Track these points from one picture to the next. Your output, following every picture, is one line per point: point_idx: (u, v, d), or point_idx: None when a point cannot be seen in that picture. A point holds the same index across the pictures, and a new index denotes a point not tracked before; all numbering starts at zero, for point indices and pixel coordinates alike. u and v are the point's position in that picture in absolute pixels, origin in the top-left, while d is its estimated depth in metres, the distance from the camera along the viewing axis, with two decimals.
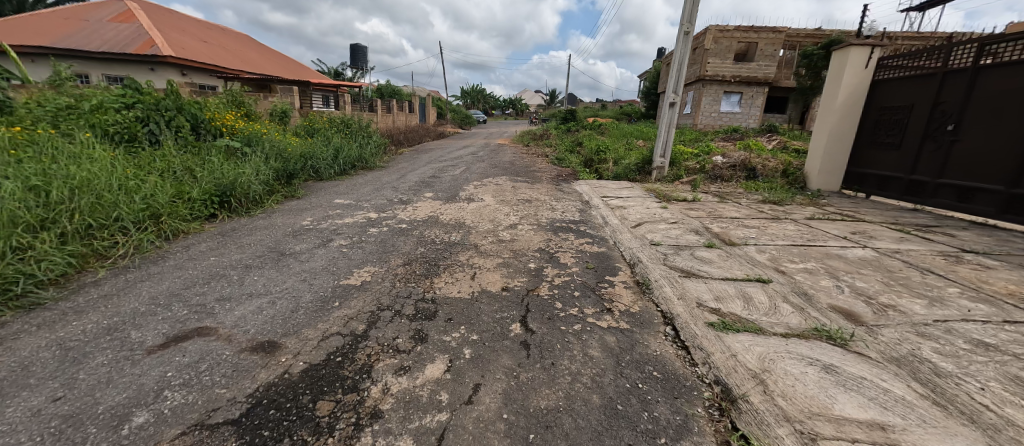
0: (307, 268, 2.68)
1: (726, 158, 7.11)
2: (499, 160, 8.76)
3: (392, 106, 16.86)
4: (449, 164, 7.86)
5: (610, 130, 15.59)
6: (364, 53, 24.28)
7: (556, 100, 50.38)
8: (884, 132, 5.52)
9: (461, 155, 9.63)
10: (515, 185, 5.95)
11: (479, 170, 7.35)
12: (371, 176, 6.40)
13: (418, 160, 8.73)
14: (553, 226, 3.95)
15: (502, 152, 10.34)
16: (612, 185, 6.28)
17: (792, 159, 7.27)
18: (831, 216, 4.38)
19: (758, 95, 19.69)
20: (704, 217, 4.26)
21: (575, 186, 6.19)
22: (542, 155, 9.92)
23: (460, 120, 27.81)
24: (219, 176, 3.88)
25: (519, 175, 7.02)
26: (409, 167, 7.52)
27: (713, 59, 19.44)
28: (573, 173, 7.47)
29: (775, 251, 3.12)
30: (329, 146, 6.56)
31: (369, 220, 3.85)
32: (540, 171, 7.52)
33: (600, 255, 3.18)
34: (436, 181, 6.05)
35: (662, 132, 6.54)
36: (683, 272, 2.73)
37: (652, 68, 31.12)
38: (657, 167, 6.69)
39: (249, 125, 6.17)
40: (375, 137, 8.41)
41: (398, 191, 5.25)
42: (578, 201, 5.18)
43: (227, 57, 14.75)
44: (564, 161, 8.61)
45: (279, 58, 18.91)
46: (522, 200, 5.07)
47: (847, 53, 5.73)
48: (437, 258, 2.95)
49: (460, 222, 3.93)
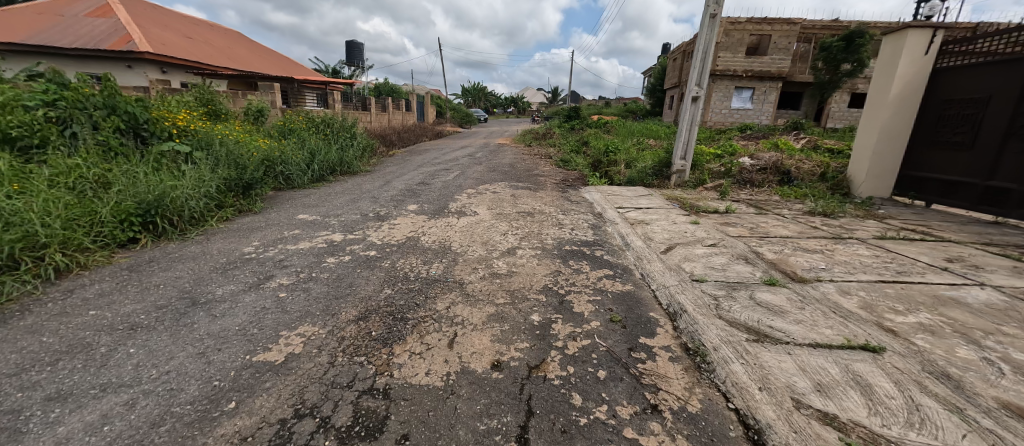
0: (217, 329, 1.89)
1: (754, 160, 6.26)
2: (498, 162, 7.97)
3: (387, 104, 16.09)
4: (442, 168, 7.09)
5: (617, 129, 14.74)
6: (360, 50, 23.48)
7: (558, 98, 49.44)
8: (951, 130, 4.70)
9: (457, 157, 8.82)
10: (516, 194, 5.16)
11: (476, 174, 6.57)
12: (349, 184, 5.62)
13: (409, 163, 7.95)
14: (561, 251, 3.16)
15: (501, 153, 9.53)
16: (627, 192, 5.46)
17: (830, 161, 6.41)
18: (902, 233, 3.56)
19: (771, 90, 18.77)
20: (747, 236, 3.45)
21: (585, 194, 5.37)
22: (545, 157, 9.11)
23: (460, 119, 27.00)
24: (144, 191, 3.11)
25: (520, 180, 6.22)
26: (398, 172, 6.74)
27: (724, 52, 18.52)
28: (580, 177, 6.66)
29: (864, 293, 2.31)
30: (302, 149, 5.79)
31: (329, 245, 3.06)
32: (543, 176, 6.72)
33: (627, 298, 2.38)
34: (424, 189, 5.27)
35: (684, 131, 5.71)
36: (750, 331, 1.93)
37: (658, 65, 30.18)
38: (677, 171, 5.87)
39: (212, 126, 5.40)
40: (361, 138, 7.63)
41: (377, 203, 4.46)
42: (590, 213, 4.38)
43: (213, 54, 14.00)
44: (570, 164, 7.80)
45: (270, 55, 18.15)
46: (523, 212, 4.28)
47: (904, 37, 4.88)
48: (404, 307, 2.16)
49: (444, 247, 3.14)
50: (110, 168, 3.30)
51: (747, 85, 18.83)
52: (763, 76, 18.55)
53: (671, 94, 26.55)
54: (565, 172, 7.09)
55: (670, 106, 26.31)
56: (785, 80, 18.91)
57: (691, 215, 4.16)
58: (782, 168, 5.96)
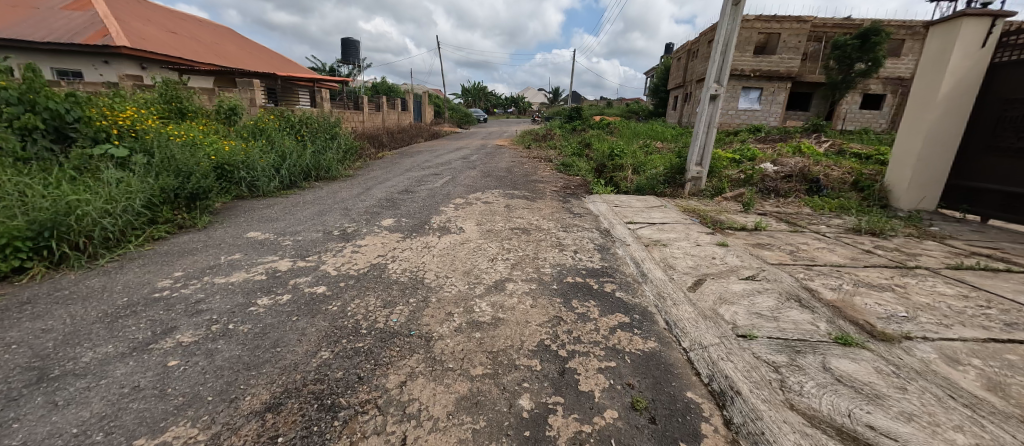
0: (44, 433, 1.26)
1: (778, 166, 5.63)
2: (493, 166, 7.34)
3: (382, 103, 15.48)
4: (431, 173, 6.47)
5: (621, 130, 14.13)
6: (356, 48, 22.86)
7: (559, 98, 48.81)
8: (1014, 134, 4.07)
9: (450, 160, 8.19)
10: (511, 205, 4.54)
11: (467, 180, 5.94)
12: (324, 191, 4.99)
13: (397, 167, 7.33)
14: (562, 284, 2.53)
15: (498, 156, 8.90)
16: (636, 202, 4.83)
17: (861, 168, 5.76)
18: (977, 260, 2.93)
19: (780, 91, 18.13)
20: (789, 264, 2.83)
21: (589, 205, 4.74)
22: (545, 160, 8.49)
23: (459, 119, 26.37)
24: (40, 208, 2.50)
25: (517, 188, 5.59)
26: (382, 177, 6.12)
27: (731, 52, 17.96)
28: (583, 184, 6.04)
29: (980, 363, 1.67)
30: (272, 152, 5.18)
31: (270, 276, 2.43)
32: (543, 182, 6.09)
33: (651, 364, 1.75)
34: (406, 198, 4.64)
35: (700, 133, 5.09)
36: (843, 435, 1.30)
37: (661, 65, 29.57)
38: (692, 178, 5.24)
39: (167, 126, 4.78)
40: (344, 139, 7.00)
41: (349, 216, 3.84)
42: (595, 229, 3.76)
43: (198, 50, 13.39)
44: (572, 169, 7.16)
45: (261, 52, 17.54)
46: (518, 229, 3.66)
47: (959, 27, 4.22)
48: (340, 385, 1.53)
49: (415, 278, 2.52)
50: (7, 180, 2.71)
51: (754, 86, 18.22)
52: (771, 76, 17.90)
53: (674, 94, 25.90)
54: (566, 178, 6.46)
55: (674, 106, 25.67)
56: (795, 80, 18.25)
57: (715, 234, 3.53)
58: (809, 175, 5.32)
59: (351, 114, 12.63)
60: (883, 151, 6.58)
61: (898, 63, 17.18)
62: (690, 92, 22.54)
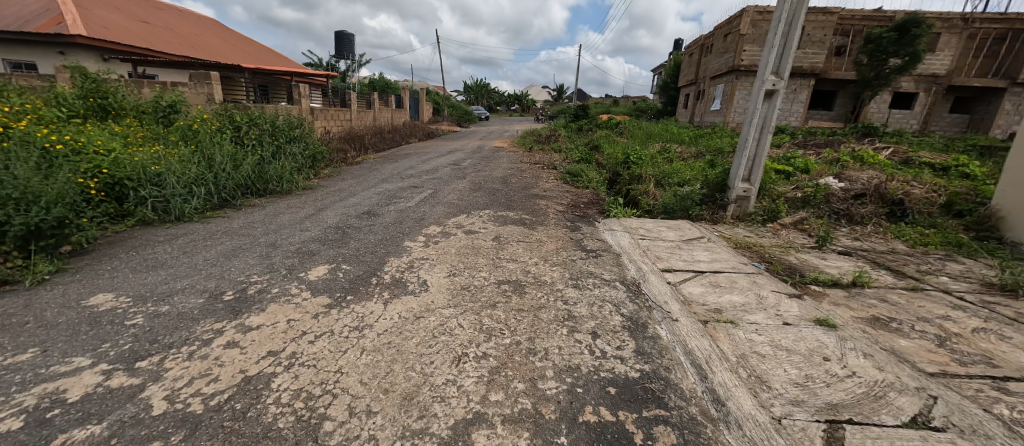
0: None
1: (844, 182, 4.44)
2: (487, 175, 6.22)
3: (373, 100, 14.41)
4: (409, 185, 5.35)
5: (632, 131, 12.94)
6: (350, 41, 21.70)
7: (564, 95, 47.49)
8: None
9: (438, 166, 7.05)
10: (502, 237, 3.41)
11: (452, 195, 4.83)
12: (260, 213, 3.88)
13: (372, 175, 6.22)
14: (577, 433, 1.38)
15: (494, 162, 7.73)
16: (669, 231, 3.68)
17: (949, 184, 4.55)
18: None
19: (804, 88, 16.79)
20: (962, 378, 1.66)
21: (607, 235, 3.58)
22: (548, 166, 7.36)
23: (460, 116, 25.18)
24: None
25: (511, 206, 4.46)
26: (348, 191, 5.00)
27: (750, 46, 16.90)
28: (595, 200, 4.92)
29: None
30: (197, 162, 4.07)
31: (30, 422, 1.30)
32: (546, 198, 4.98)
33: None
34: (363, 225, 3.52)
35: (750, 140, 3.93)
36: None
37: (672, 61, 28.27)
38: (738, 198, 4.07)
39: (55, 130, 3.69)
40: (308, 140, 5.87)
41: (268, 260, 2.70)
42: (619, 282, 2.61)
43: (171, 42, 12.35)
44: (579, 179, 6.00)
45: (246, 45, 16.46)
46: (508, 282, 2.54)
47: None
48: None
49: (313, 415, 1.39)
50: None
51: None
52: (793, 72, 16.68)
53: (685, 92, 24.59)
54: (573, 192, 5.34)
55: (685, 105, 24.40)
56: (818, 77, 16.94)
57: (799, 296, 2.37)
58: (889, 195, 4.12)
59: (335, 112, 11.52)
60: (964, 162, 5.34)
61: (932, 59, 15.81)
62: (704, 89, 21.26)
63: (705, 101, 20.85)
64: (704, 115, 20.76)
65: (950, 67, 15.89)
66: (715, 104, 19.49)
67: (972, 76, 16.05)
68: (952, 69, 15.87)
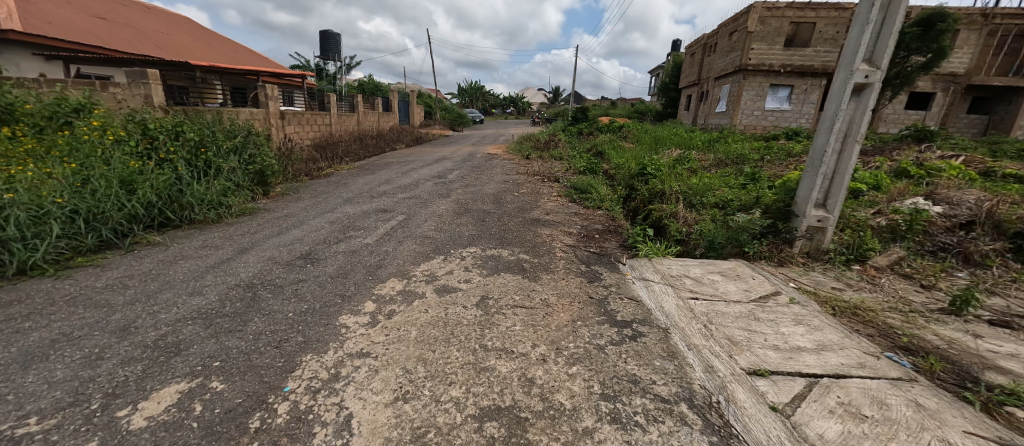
0: None
1: (940, 205, 3.39)
2: (476, 193, 5.16)
3: (357, 103, 13.33)
4: (377, 207, 4.28)
5: (637, 134, 11.93)
6: (336, 41, 20.54)
7: (560, 98, 46.59)
8: None
9: (418, 180, 5.96)
10: (490, 298, 2.35)
11: (429, 222, 3.77)
12: (155, 260, 2.79)
13: (335, 193, 5.12)
14: None
15: (485, 173, 6.67)
16: (727, 282, 2.60)
17: None
18: None
19: (816, 88, 16.18)
20: None
21: (641, 291, 2.52)
22: (549, 178, 6.31)
23: (453, 119, 24.13)
24: None
25: (505, 240, 3.41)
26: (296, 217, 3.91)
27: (758, 44, 15.96)
28: (612, 228, 3.88)
29: None
30: (71, 186, 2.95)
31: None
32: (549, 225, 3.93)
33: None
34: (288, 281, 2.42)
35: (829, 151, 2.89)
36: None
37: (672, 61, 27.38)
38: (809, 230, 3.04)
39: None
40: (254, 150, 4.76)
41: (89, 371, 1.59)
42: (685, 405, 1.53)
43: (131, 40, 11.21)
44: (588, 196, 4.92)
45: (221, 45, 15.32)
46: (497, 412, 1.47)
47: None
48: None
49: None
50: None
51: (784, 83, 16.33)
52: (805, 72, 15.95)
53: (687, 93, 23.66)
54: (583, 215, 4.28)
55: (687, 107, 23.53)
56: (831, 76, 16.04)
57: None
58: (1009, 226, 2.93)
59: (310, 117, 10.41)
60: None
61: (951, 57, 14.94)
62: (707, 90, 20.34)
63: (709, 102, 19.94)
64: (708, 118, 19.84)
65: (969, 66, 15.01)
66: (720, 105, 18.57)
67: (992, 75, 15.18)
68: (971, 68, 15.02)
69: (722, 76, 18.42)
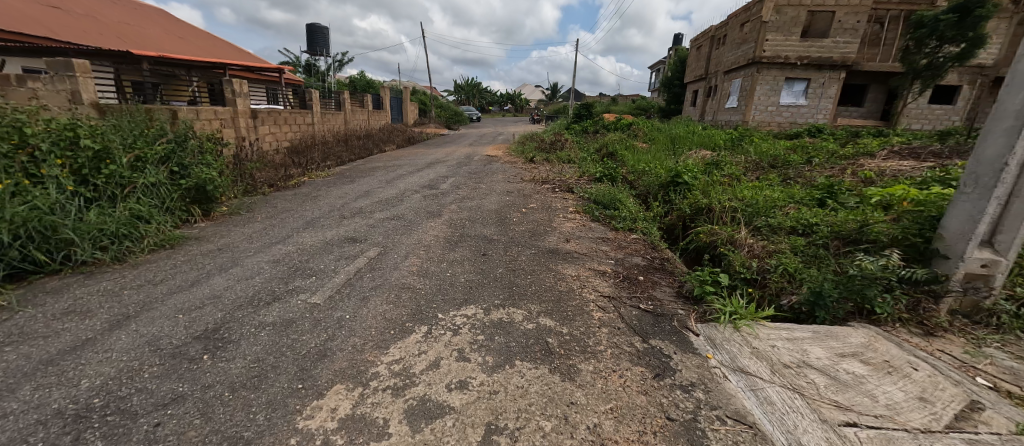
0: None
1: None
2: (474, 210, 4.16)
3: (343, 100, 12.26)
4: (346, 234, 3.28)
5: (649, 133, 10.94)
6: (324, 35, 19.43)
7: (559, 94, 45.49)
8: None
9: (404, 192, 4.94)
10: (500, 429, 1.35)
11: (410, 258, 2.76)
12: None
13: (298, 212, 4.10)
14: None
15: (484, 181, 5.65)
16: (883, 383, 1.61)
17: None
18: None
19: (833, 82, 15.21)
20: None
21: (750, 400, 1.53)
22: (560, 187, 5.31)
23: (450, 117, 23.04)
24: None
25: (516, 289, 2.41)
26: (230, 252, 2.90)
27: (773, 35, 14.99)
28: (657, 264, 2.89)
29: None
30: None
31: None
32: (573, 260, 2.92)
33: None
34: (151, 402, 1.40)
35: (1007, 164, 1.91)
36: None
37: (676, 56, 26.37)
38: (966, 279, 2.06)
39: None
40: (189, 159, 3.72)
41: None
42: None
43: (90, 31, 10.11)
44: (616, 212, 3.91)
45: (197, 39, 14.19)
46: None
47: None
48: None
49: None
50: None
51: (800, 76, 15.37)
52: (822, 64, 15.00)
53: (693, 88, 22.66)
54: (614, 243, 3.28)
55: (694, 103, 22.56)
56: (850, 68, 15.11)
57: None
58: None
59: (288, 116, 9.36)
60: None
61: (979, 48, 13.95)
62: (716, 85, 19.36)
63: (718, 98, 18.94)
64: (716, 114, 18.87)
65: (999, 57, 14.01)
66: (731, 100, 17.58)
67: None
68: (1000, 60, 14.03)
69: (733, 70, 17.44)
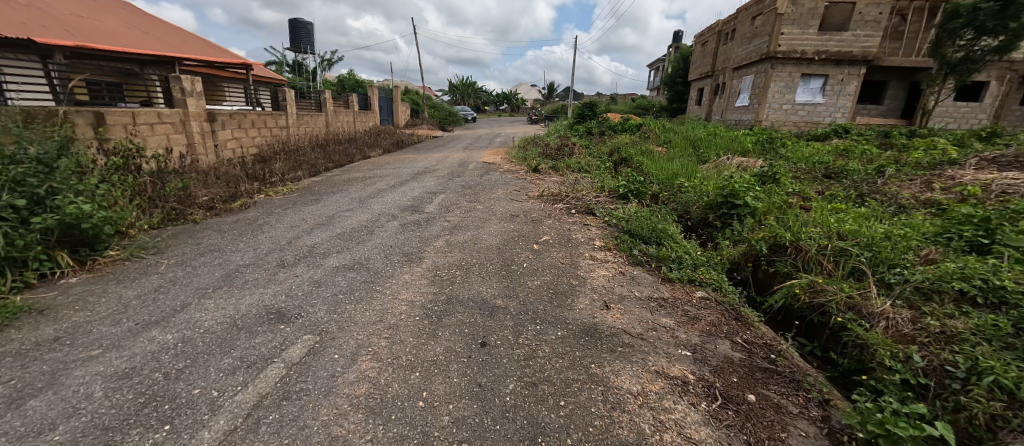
0: None
1: None
2: (466, 248, 3.05)
3: (324, 101, 11.12)
4: (269, 301, 2.15)
5: (663, 135, 9.89)
6: (307, 31, 18.21)
7: (556, 94, 44.45)
8: None
9: (378, 218, 3.84)
10: None
11: (359, 362, 1.65)
12: None
13: (224, 253, 2.97)
14: None
15: (481, 200, 4.54)
16: None
17: None
18: None
19: (853, 78, 14.25)
20: None
21: None
22: (576, 208, 4.24)
23: (444, 118, 21.90)
24: None
25: (542, 444, 1.30)
26: (63, 350, 1.77)
27: (789, 28, 13.97)
28: (763, 359, 1.80)
29: None
30: None
31: None
32: (625, 352, 1.82)
33: None
34: None
35: None
36: None
37: (679, 53, 25.37)
38: None
39: None
40: (52, 185, 2.58)
41: None
42: None
43: (29, 22, 8.85)
44: (668, 252, 2.83)
45: (163, 34, 12.94)
46: None
47: None
48: None
49: None
50: None
51: (817, 72, 14.37)
52: (841, 60, 14.03)
53: (698, 86, 21.66)
54: (679, 312, 2.19)
55: (699, 102, 21.62)
56: (871, 64, 14.14)
57: None
58: None
59: (256, 118, 8.21)
60: None
61: None
62: (724, 82, 18.35)
63: (726, 96, 17.94)
64: (725, 113, 17.86)
65: None
66: (741, 98, 16.58)
67: None
68: None
69: (744, 66, 16.43)
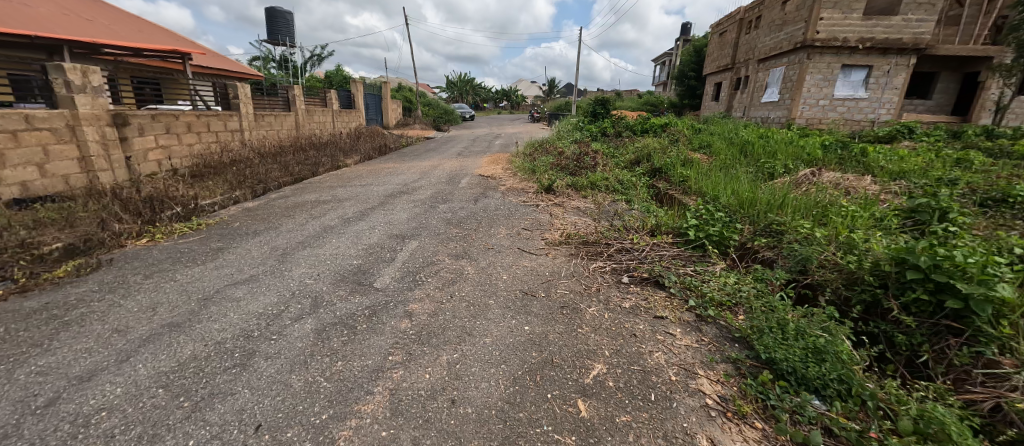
0: None
1: None
2: (429, 425, 1.35)
3: (292, 98, 9.41)
4: None
5: (697, 138, 8.17)
6: (286, 21, 16.48)
7: (558, 90, 42.65)
8: None
9: (285, 305, 2.15)
10: None
11: None
12: None
13: None
14: None
15: (471, 255, 2.85)
16: None
17: None
18: None
19: (903, 69, 12.50)
20: None
21: None
22: (630, 274, 2.55)
23: (439, 117, 20.15)
24: None
25: None
26: None
27: (830, 12, 12.20)
28: None
29: None
30: None
31: None
32: None
33: None
34: None
35: None
36: None
37: (692, 45, 23.61)
38: None
39: None
40: None
41: None
42: None
43: None
44: None
45: (111, 22, 11.20)
46: None
47: None
48: None
49: None
50: None
51: (860, 63, 12.60)
52: (888, 48, 12.27)
53: (715, 80, 19.93)
54: None
55: (716, 97, 19.89)
56: (922, 53, 12.41)
57: None
58: None
59: (193, 120, 6.50)
60: None
61: None
62: (747, 75, 16.61)
63: (750, 91, 16.19)
64: (749, 110, 16.11)
65: None
66: (769, 93, 14.85)
67: None
68: None
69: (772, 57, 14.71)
